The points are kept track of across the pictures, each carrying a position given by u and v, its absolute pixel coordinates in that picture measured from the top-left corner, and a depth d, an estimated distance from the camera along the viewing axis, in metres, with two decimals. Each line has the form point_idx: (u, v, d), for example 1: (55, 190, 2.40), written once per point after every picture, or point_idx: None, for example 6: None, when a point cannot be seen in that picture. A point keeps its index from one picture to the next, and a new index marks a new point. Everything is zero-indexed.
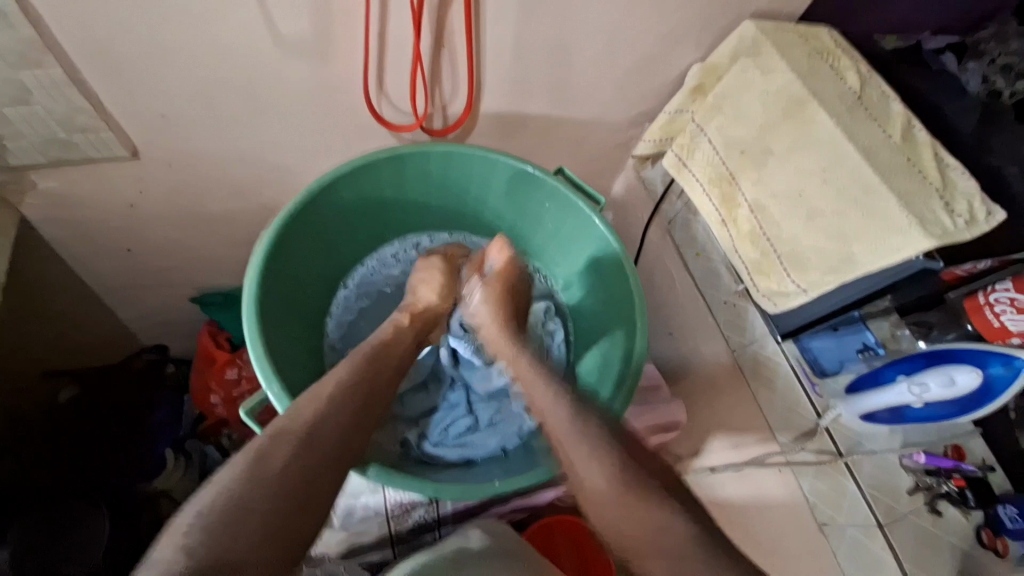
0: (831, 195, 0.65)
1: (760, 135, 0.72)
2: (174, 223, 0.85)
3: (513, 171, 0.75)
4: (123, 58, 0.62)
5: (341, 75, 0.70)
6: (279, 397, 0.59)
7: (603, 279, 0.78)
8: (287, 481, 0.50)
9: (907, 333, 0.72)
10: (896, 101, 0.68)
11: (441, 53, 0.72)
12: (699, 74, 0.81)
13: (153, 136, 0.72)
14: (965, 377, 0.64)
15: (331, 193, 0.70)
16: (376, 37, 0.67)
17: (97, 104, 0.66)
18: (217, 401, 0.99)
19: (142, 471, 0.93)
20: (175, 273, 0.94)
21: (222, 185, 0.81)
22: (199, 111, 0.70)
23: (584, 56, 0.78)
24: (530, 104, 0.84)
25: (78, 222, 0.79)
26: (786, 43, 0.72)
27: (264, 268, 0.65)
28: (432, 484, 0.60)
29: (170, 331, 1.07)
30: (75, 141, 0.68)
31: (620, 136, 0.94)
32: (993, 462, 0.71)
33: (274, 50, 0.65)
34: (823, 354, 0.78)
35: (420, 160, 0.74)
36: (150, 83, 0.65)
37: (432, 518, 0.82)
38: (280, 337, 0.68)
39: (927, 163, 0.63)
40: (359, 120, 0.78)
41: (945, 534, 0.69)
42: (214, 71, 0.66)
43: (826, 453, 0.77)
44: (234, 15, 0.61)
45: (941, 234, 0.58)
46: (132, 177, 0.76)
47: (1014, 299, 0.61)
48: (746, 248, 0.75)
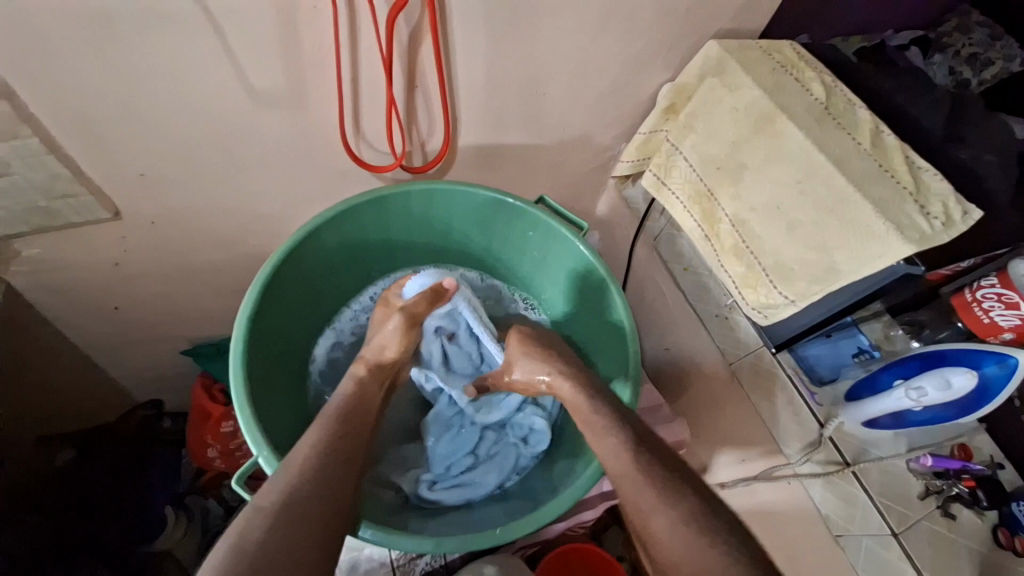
0: (809, 207, 0.66)
1: (733, 151, 0.73)
2: (161, 278, 0.85)
3: (493, 203, 0.76)
4: (100, 123, 0.63)
5: (317, 122, 0.72)
6: (268, 460, 0.58)
7: (594, 304, 0.77)
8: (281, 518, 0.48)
9: (900, 333, 0.73)
10: (862, 107, 0.69)
11: (414, 94, 0.73)
12: (669, 94, 0.82)
13: (134, 196, 0.72)
14: (960, 379, 0.64)
15: (314, 241, 0.71)
16: (349, 83, 0.68)
17: (77, 170, 0.66)
18: (214, 454, 0.98)
19: (143, 532, 0.92)
20: (164, 327, 0.94)
21: (209, 237, 0.81)
22: (179, 168, 0.71)
23: (555, 85, 0.80)
24: (507, 135, 0.85)
25: (65, 286, 0.79)
26: (750, 60, 0.74)
27: (249, 323, 0.65)
28: (430, 537, 0.58)
29: (163, 385, 1.06)
30: (57, 207, 0.68)
31: (598, 158, 0.96)
32: (1001, 457, 0.73)
33: (249, 104, 0.66)
34: (820, 361, 0.78)
35: (401, 200, 0.74)
36: (127, 145, 0.66)
37: (441, 565, 0.81)
38: (266, 396, 0.66)
39: (899, 167, 0.64)
40: (339, 163, 0.78)
41: (961, 536, 0.69)
42: (190, 128, 0.67)
43: (833, 464, 0.74)
44: (207, 73, 0.62)
45: (919, 238, 0.59)
46: (115, 237, 0.76)
47: (1001, 295, 0.61)
48: (732, 263, 0.75)
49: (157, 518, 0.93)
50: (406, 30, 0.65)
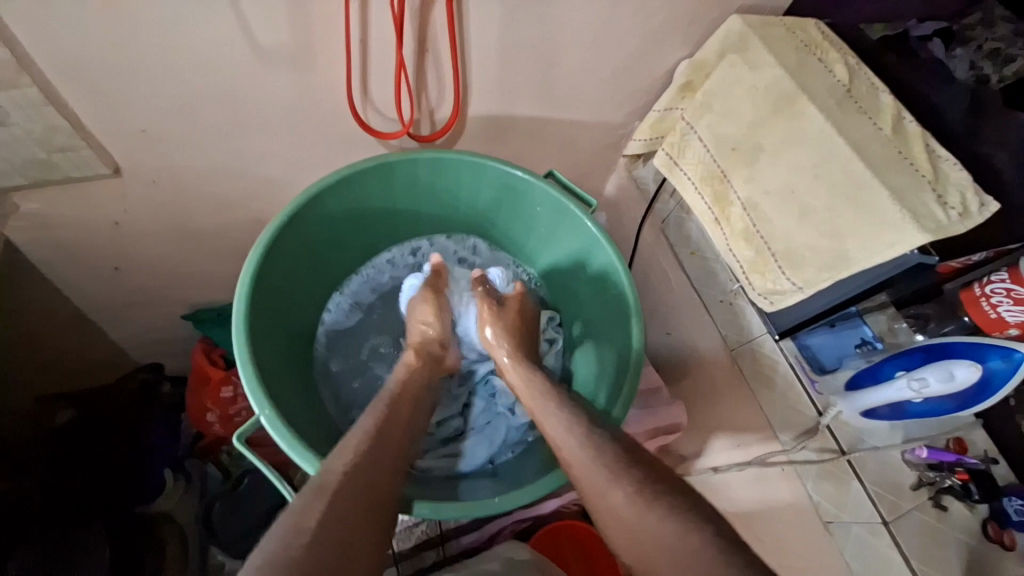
0: (824, 192, 0.64)
1: (750, 132, 0.72)
2: (162, 239, 0.84)
3: (502, 176, 0.74)
4: (101, 74, 0.61)
5: (324, 84, 0.70)
6: (269, 419, 0.58)
7: (598, 280, 0.76)
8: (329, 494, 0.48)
9: (904, 327, 0.72)
10: (886, 93, 0.67)
11: (425, 59, 0.71)
12: (687, 70, 0.80)
13: (134, 153, 0.70)
14: (964, 371, 0.64)
15: (319, 204, 0.69)
16: (358, 44, 0.66)
17: (76, 122, 0.65)
18: (213, 419, 0.98)
19: (141, 493, 0.94)
20: (164, 289, 0.93)
21: (210, 199, 0.80)
22: (181, 126, 0.69)
23: (570, 56, 0.77)
24: (517, 107, 0.83)
25: (64, 242, 0.78)
26: (773, 38, 0.72)
27: (253, 283, 0.64)
28: (429, 502, 0.58)
29: (162, 348, 1.05)
30: (56, 160, 0.67)
31: (610, 136, 0.93)
32: (996, 453, 0.73)
33: (255, 62, 0.64)
34: (822, 350, 0.77)
35: (408, 168, 0.73)
36: (128, 98, 0.64)
37: (436, 533, 0.83)
38: (270, 360, 0.67)
39: (919, 155, 0.62)
40: (345, 128, 0.77)
41: (950, 527, 0.69)
42: (195, 83, 0.65)
43: (829, 451, 0.76)
44: (213, 27, 0.59)
45: (935, 227, 0.58)
46: (116, 195, 0.75)
47: (1011, 290, 0.61)
48: (740, 247, 0.73)
49: (157, 481, 0.95)
50: None
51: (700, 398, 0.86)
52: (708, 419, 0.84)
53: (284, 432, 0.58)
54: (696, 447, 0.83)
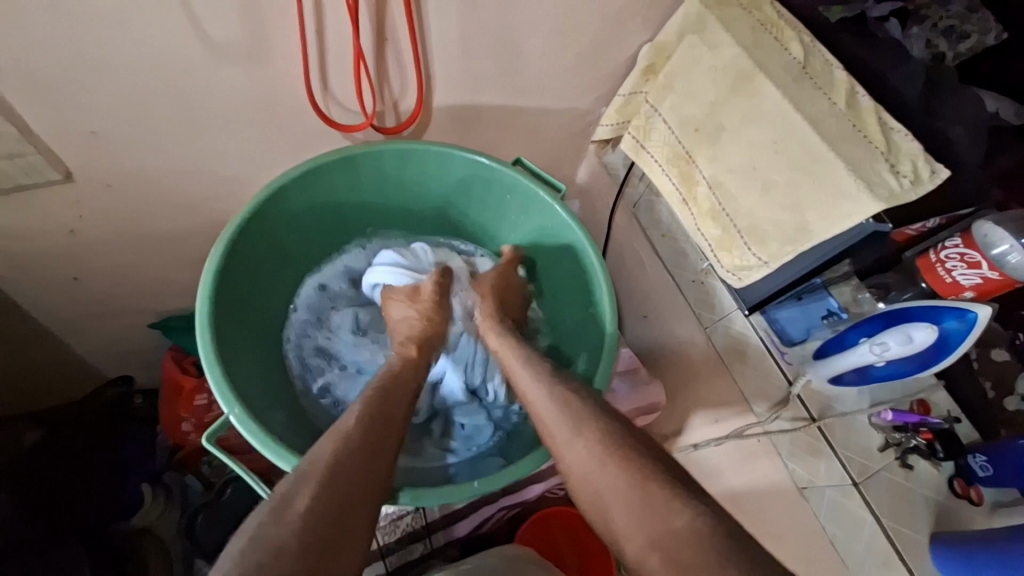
0: (783, 166, 0.66)
1: (712, 112, 0.73)
2: (123, 245, 0.81)
3: (470, 165, 0.74)
4: (43, 76, 0.58)
5: (282, 77, 0.68)
6: (240, 418, 0.58)
7: (562, 247, 0.77)
8: (308, 521, 0.42)
9: (868, 297, 0.74)
10: (839, 69, 0.69)
11: (385, 49, 0.70)
12: (650, 54, 0.80)
13: (87, 156, 0.68)
14: (922, 333, 0.66)
15: (282, 200, 0.68)
16: (314, 35, 0.65)
17: (22, 127, 0.62)
18: (189, 427, 0.96)
19: (119, 509, 0.91)
20: (128, 298, 0.90)
21: (172, 202, 0.78)
22: (135, 126, 0.67)
23: (532, 43, 0.77)
24: (483, 96, 0.83)
25: (18, 254, 0.75)
26: (730, 18, 0.72)
27: (218, 284, 0.63)
28: (409, 490, 0.59)
29: (131, 360, 1.02)
30: (3, 168, 0.64)
31: (578, 122, 0.94)
32: (958, 412, 0.75)
33: (209, 56, 0.62)
34: (790, 324, 0.80)
35: (373, 161, 0.72)
36: (74, 99, 0.62)
37: (422, 525, 0.83)
38: (242, 358, 0.66)
39: (872, 127, 0.64)
40: (308, 122, 0.75)
41: (917, 486, 0.72)
42: (146, 81, 0.63)
43: (800, 420, 0.78)
44: (161, 23, 0.58)
45: (889, 196, 0.60)
46: (69, 202, 0.72)
47: (964, 255, 0.64)
48: (707, 226, 0.75)
49: (134, 495, 0.93)
50: None
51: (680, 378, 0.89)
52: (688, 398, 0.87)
53: (255, 431, 0.57)
54: (676, 425, 0.86)
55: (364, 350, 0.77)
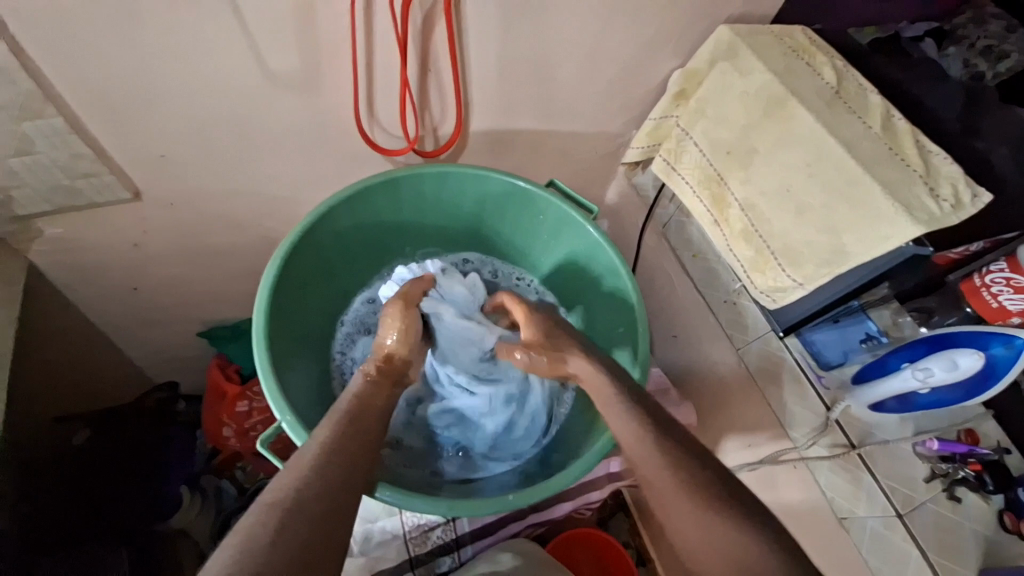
0: (819, 190, 0.66)
1: (744, 135, 0.74)
2: (178, 259, 0.86)
3: (505, 186, 0.77)
4: (120, 104, 0.64)
5: (332, 105, 0.73)
6: (290, 424, 0.60)
7: (593, 267, 0.79)
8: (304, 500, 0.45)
9: (908, 320, 0.71)
10: (874, 93, 0.69)
11: (427, 78, 0.74)
12: (680, 79, 0.82)
13: (153, 176, 0.74)
14: (967, 359, 0.65)
15: (330, 219, 0.72)
16: (364, 66, 0.69)
17: (99, 149, 0.68)
18: (229, 433, 0.99)
19: (156, 509, 0.93)
20: (179, 308, 0.96)
21: (225, 219, 0.83)
22: (197, 149, 0.72)
23: (566, 70, 0.80)
24: (517, 120, 0.86)
25: (84, 265, 0.81)
26: (762, 45, 0.74)
27: (270, 296, 0.66)
28: (445, 500, 0.60)
29: (177, 367, 1.08)
30: (79, 186, 0.70)
31: (609, 145, 0.96)
32: (1008, 443, 0.72)
33: (267, 86, 0.67)
34: (826, 347, 0.77)
35: (414, 183, 0.76)
36: (145, 125, 0.67)
37: (451, 539, 0.82)
38: (289, 365, 0.69)
39: (909, 151, 0.64)
40: (353, 146, 0.79)
41: (966, 520, 0.69)
42: (209, 109, 0.68)
43: (840, 446, 0.76)
44: (226, 56, 0.63)
45: (929, 219, 0.59)
46: (134, 217, 0.78)
47: (1010, 280, 0.62)
48: (740, 247, 0.75)
49: (172, 496, 0.95)
50: (421, 13, 0.66)
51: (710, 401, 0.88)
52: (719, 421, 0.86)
53: (303, 435, 0.59)
54: None
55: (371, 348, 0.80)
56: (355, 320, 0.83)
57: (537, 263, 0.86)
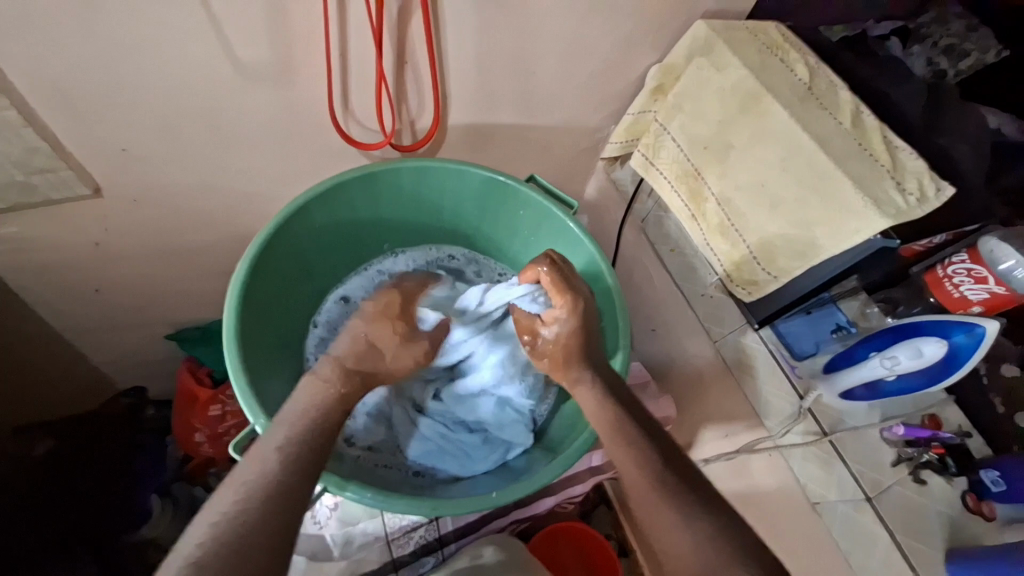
0: (792, 184, 0.68)
1: (720, 130, 0.75)
2: (144, 258, 0.83)
3: (485, 182, 0.76)
4: (78, 95, 0.61)
5: (306, 97, 0.70)
6: (266, 427, 0.58)
7: (573, 264, 0.79)
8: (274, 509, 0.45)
9: (875, 310, 0.76)
10: (844, 90, 0.71)
11: (405, 70, 0.73)
12: (658, 75, 0.83)
13: (116, 172, 0.70)
14: (932, 347, 0.67)
15: (305, 215, 0.70)
16: (339, 58, 0.68)
17: (56, 143, 0.65)
18: (201, 439, 0.97)
19: (128, 520, 0.89)
20: (147, 309, 0.92)
21: (194, 216, 0.80)
22: (163, 143, 0.69)
23: (545, 65, 0.80)
24: (497, 115, 0.85)
25: (42, 265, 0.77)
26: (737, 41, 0.75)
27: (243, 295, 0.64)
28: (428, 501, 0.59)
29: (146, 370, 1.04)
30: (35, 182, 0.66)
31: (588, 140, 0.96)
32: (969, 427, 0.75)
33: (236, 77, 0.65)
34: (798, 338, 0.80)
35: (391, 178, 0.74)
36: (106, 118, 0.64)
37: (434, 538, 0.81)
38: (263, 372, 0.67)
39: (878, 146, 0.66)
40: (328, 140, 0.78)
41: (930, 501, 0.72)
42: (175, 101, 0.65)
43: (812, 434, 0.78)
44: (193, 46, 0.60)
45: (896, 213, 0.61)
46: (96, 215, 0.74)
47: (971, 270, 0.66)
48: (717, 241, 0.76)
49: (144, 506, 0.91)
50: (398, 3, 0.64)
51: (689, 393, 0.89)
52: (698, 412, 0.87)
53: None
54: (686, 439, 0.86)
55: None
56: (332, 318, 0.81)
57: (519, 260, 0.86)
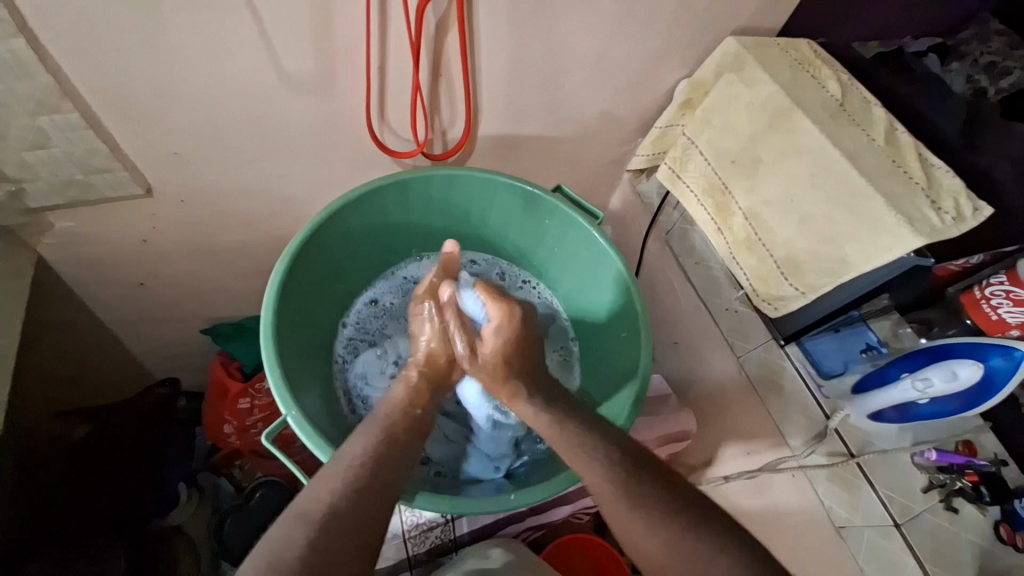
0: (821, 201, 0.67)
1: (749, 145, 0.75)
2: (186, 255, 0.87)
3: (513, 191, 0.78)
4: (136, 102, 0.65)
5: (344, 107, 0.74)
6: (296, 420, 0.61)
7: (601, 275, 0.79)
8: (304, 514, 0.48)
9: (909, 332, 0.73)
10: (878, 106, 0.71)
11: (438, 83, 0.75)
12: (687, 89, 0.84)
13: (165, 174, 0.75)
14: (966, 370, 0.66)
15: (339, 219, 0.73)
16: (377, 70, 0.70)
17: (113, 146, 0.69)
18: (229, 431, 0.99)
19: (156, 506, 0.93)
20: (185, 305, 0.96)
21: (234, 217, 0.84)
22: (209, 148, 0.73)
23: (574, 78, 0.82)
24: (525, 126, 0.87)
25: (92, 259, 0.82)
26: (768, 57, 0.75)
27: (280, 292, 0.67)
28: (450, 498, 0.60)
29: (181, 364, 1.08)
30: (93, 181, 0.71)
31: (614, 152, 0.97)
32: (1006, 456, 0.72)
33: (281, 87, 0.69)
34: (826, 356, 0.79)
35: (422, 185, 0.76)
36: (159, 123, 0.68)
37: (450, 538, 0.82)
38: (300, 372, 0.71)
39: (912, 164, 0.65)
40: (363, 148, 0.81)
41: (963, 531, 0.69)
42: (224, 109, 0.69)
43: (838, 455, 0.77)
44: (243, 58, 0.64)
45: (930, 231, 0.60)
46: (145, 213, 0.79)
47: (1010, 292, 0.62)
48: (743, 255, 0.76)
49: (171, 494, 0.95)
50: (435, 19, 0.67)
51: (710, 408, 0.88)
52: (718, 428, 0.86)
53: (309, 432, 0.60)
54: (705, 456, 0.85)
55: (371, 363, 0.81)
56: (361, 320, 0.85)
57: (545, 270, 0.88)
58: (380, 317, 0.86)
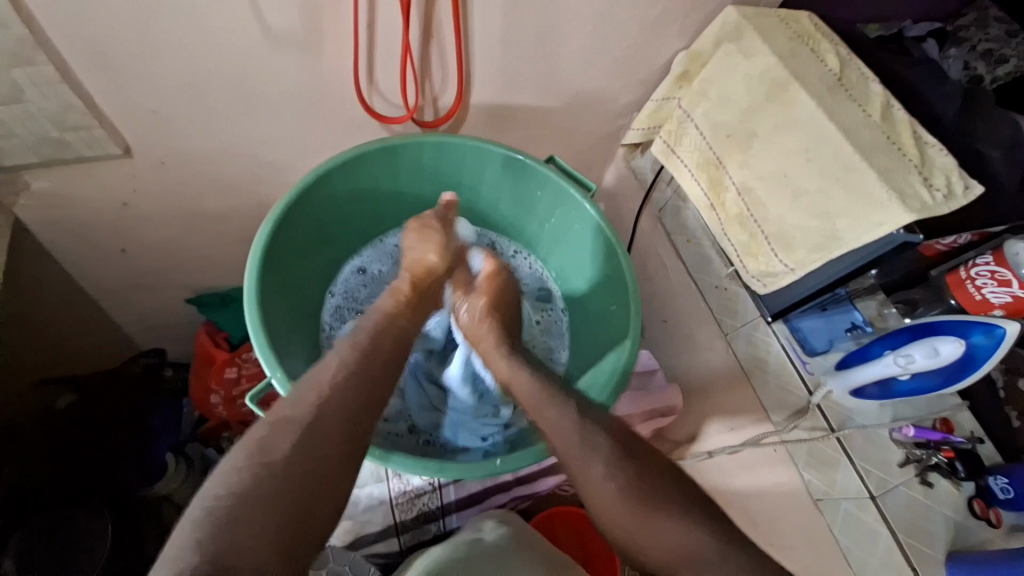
0: (814, 175, 0.67)
1: (745, 118, 0.74)
2: (169, 220, 0.85)
3: (504, 160, 0.76)
4: (114, 56, 0.62)
5: (332, 69, 0.71)
6: (280, 381, 0.60)
7: (590, 247, 0.79)
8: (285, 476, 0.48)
9: (893, 311, 0.75)
10: (876, 82, 0.70)
11: (430, 46, 0.73)
12: (685, 61, 0.82)
13: (146, 134, 0.72)
14: (948, 347, 0.66)
15: (327, 183, 0.71)
16: (366, 29, 0.68)
17: (90, 102, 0.66)
18: (217, 401, 0.99)
19: (143, 476, 0.91)
20: (169, 272, 0.94)
21: (218, 183, 0.82)
22: (191, 108, 0.71)
23: (570, 46, 0.79)
24: (518, 95, 0.85)
25: (70, 222, 0.79)
26: (768, 28, 0.74)
27: (265, 254, 0.66)
28: (433, 464, 0.60)
29: (166, 333, 1.07)
30: (69, 139, 0.69)
31: (610, 125, 0.95)
32: (981, 433, 0.74)
33: (265, 45, 0.66)
34: (812, 334, 0.80)
35: (412, 152, 0.75)
36: (139, 80, 0.66)
37: (435, 506, 0.83)
38: (285, 335, 0.70)
39: (906, 141, 0.65)
40: (352, 113, 0.78)
41: (936, 504, 0.71)
42: (207, 67, 0.67)
43: (819, 430, 0.78)
44: (226, 11, 0.61)
45: (921, 207, 0.60)
46: (125, 174, 0.76)
47: (995, 273, 0.64)
48: (735, 230, 0.76)
49: (158, 465, 0.92)
50: None
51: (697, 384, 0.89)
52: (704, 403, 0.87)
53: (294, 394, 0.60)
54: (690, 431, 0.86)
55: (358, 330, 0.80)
56: (348, 288, 0.84)
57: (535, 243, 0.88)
58: (369, 286, 0.86)
